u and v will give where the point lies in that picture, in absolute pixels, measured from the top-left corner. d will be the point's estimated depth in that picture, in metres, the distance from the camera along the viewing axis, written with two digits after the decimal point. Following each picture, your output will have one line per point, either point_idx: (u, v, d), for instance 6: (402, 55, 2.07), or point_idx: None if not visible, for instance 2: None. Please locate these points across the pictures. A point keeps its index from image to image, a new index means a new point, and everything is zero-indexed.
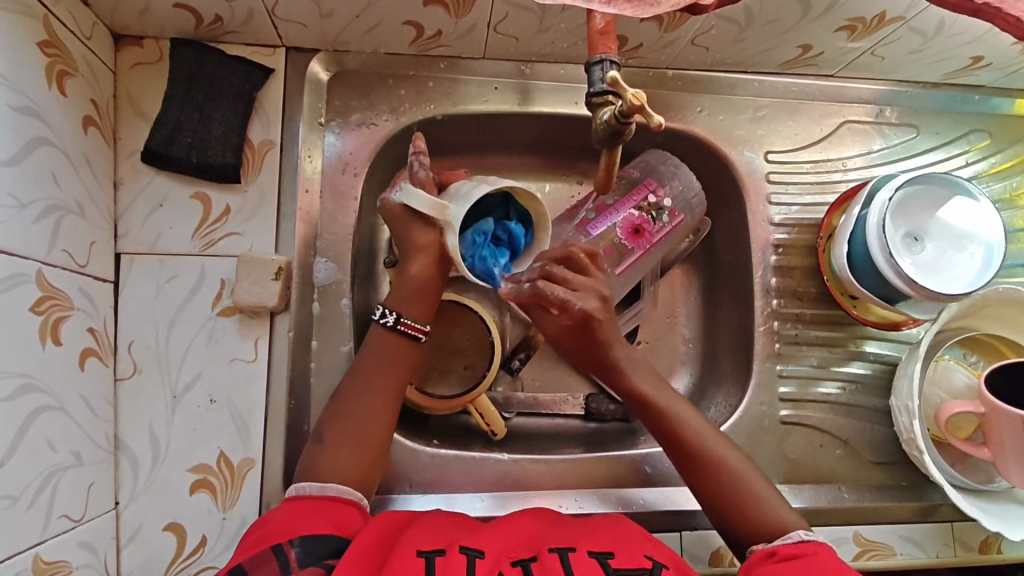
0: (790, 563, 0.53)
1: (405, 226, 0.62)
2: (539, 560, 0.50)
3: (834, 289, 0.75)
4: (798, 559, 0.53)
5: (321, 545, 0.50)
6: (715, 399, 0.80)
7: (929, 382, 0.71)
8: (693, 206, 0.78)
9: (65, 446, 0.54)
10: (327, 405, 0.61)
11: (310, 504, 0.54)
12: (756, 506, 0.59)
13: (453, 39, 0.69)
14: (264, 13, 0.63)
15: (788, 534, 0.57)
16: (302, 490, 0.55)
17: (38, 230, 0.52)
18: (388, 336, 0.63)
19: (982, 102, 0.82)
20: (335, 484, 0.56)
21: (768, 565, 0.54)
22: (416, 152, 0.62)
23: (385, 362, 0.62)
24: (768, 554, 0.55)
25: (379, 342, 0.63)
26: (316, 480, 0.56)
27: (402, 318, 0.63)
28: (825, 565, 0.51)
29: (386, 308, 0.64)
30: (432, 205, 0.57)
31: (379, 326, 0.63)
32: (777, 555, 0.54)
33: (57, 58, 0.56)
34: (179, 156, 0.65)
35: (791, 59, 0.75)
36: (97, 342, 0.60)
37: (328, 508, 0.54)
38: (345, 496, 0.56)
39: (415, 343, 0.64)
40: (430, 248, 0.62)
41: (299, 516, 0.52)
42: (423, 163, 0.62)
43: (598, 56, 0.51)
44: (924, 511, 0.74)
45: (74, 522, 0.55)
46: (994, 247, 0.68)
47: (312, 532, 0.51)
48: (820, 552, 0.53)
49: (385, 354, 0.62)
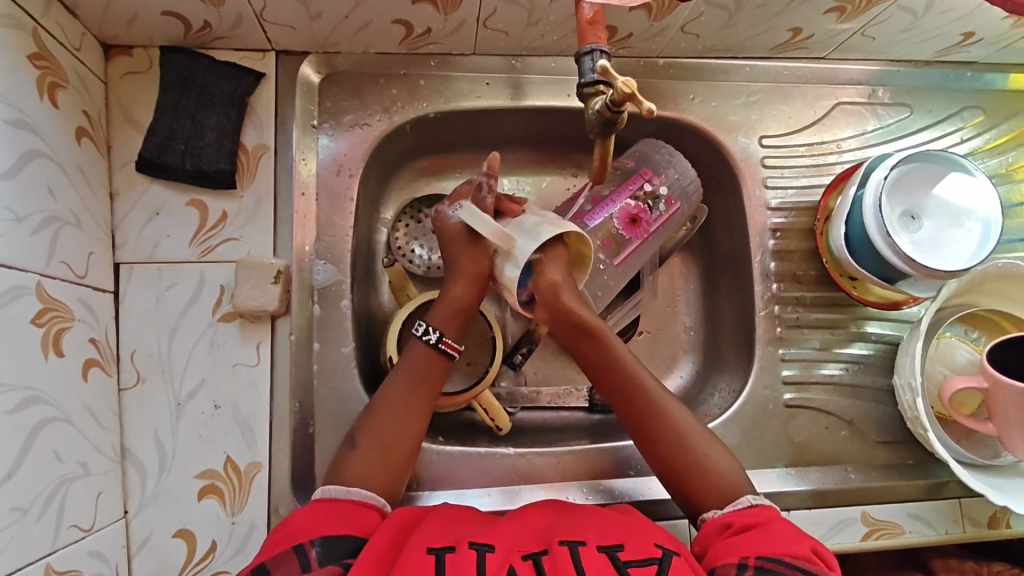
0: (740, 535, 0.54)
1: (460, 249, 0.67)
2: (550, 555, 0.51)
3: (834, 271, 0.75)
4: (753, 529, 0.54)
5: (340, 544, 0.50)
6: (718, 385, 0.80)
7: (931, 359, 0.71)
8: (690, 193, 0.78)
9: (72, 457, 0.54)
10: (365, 412, 0.62)
11: (330, 506, 0.54)
12: (717, 478, 0.61)
13: (442, 37, 0.69)
14: (253, 17, 0.63)
15: (738, 500, 0.58)
16: (325, 492, 0.56)
17: (36, 242, 0.52)
18: (428, 353, 0.64)
19: (974, 78, 0.82)
20: (360, 489, 0.56)
21: (723, 538, 0.55)
22: (487, 175, 0.64)
23: (421, 373, 0.64)
24: (723, 527, 0.56)
25: (418, 360, 0.64)
26: (342, 484, 0.57)
27: (443, 336, 0.65)
28: (777, 533, 0.53)
29: (428, 323, 0.65)
30: (499, 235, 0.61)
31: (421, 342, 0.65)
32: (730, 527, 0.55)
33: (48, 70, 0.56)
34: (174, 164, 0.65)
35: (781, 43, 0.75)
36: (99, 352, 0.60)
37: (348, 510, 0.54)
38: (370, 501, 0.56)
39: (448, 360, 0.65)
40: (475, 273, 0.66)
41: (319, 518, 0.53)
42: (492, 189, 0.65)
43: (589, 46, 0.51)
44: (931, 489, 0.74)
45: (84, 531, 0.55)
46: (991, 223, 0.68)
47: (330, 532, 0.51)
48: (774, 520, 0.55)
49: (423, 370, 0.64)
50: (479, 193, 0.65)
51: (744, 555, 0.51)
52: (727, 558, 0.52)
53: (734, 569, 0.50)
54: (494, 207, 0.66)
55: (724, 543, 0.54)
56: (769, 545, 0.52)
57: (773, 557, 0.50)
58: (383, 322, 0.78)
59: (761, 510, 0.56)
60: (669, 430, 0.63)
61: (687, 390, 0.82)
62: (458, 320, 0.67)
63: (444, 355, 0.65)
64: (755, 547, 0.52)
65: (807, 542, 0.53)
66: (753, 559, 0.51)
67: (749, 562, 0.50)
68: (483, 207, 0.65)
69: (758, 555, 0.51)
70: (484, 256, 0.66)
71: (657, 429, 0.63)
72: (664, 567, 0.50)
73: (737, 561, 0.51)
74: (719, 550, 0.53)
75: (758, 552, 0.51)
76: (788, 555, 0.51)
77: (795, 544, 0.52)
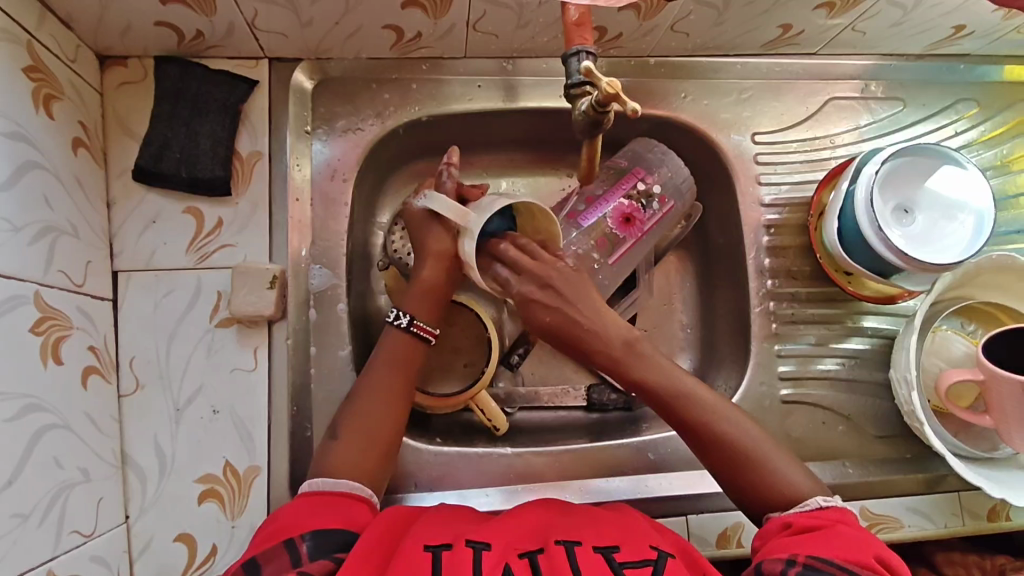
0: (804, 535, 0.52)
1: (422, 233, 0.68)
2: (545, 553, 0.51)
3: (828, 267, 0.75)
4: (813, 531, 0.52)
5: (331, 539, 0.51)
6: (715, 383, 0.80)
7: (928, 353, 0.71)
8: (682, 191, 0.78)
9: (72, 463, 0.55)
10: (344, 401, 0.62)
11: (321, 499, 0.54)
12: (782, 484, 0.57)
13: (433, 41, 0.70)
14: (244, 25, 0.64)
15: (806, 501, 0.56)
16: (313, 484, 0.56)
17: (34, 252, 0.53)
18: (403, 338, 0.65)
19: (967, 70, 0.82)
20: (348, 480, 0.57)
21: (782, 536, 0.53)
22: (447, 163, 0.68)
23: (398, 358, 0.64)
24: (784, 527, 0.54)
25: (395, 345, 0.65)
26: (329, 475, 0.57)
27: (415, 319, 0.66)
28: (842, 537, 0.51)
29: (400, 309, 0.66)
30: (454, 210, 0.61)
31: (393, 327, 0.65)
32: (791, 527, 0.54)
33: (43, 82, 0.57)
34: (169, 172, 0.66)
35: (772, 40, 0.75)
36: (99, 359, 0.61)
37: (342, 504, 0.54)
38: (356, 492, 0.56)
39: (425, 344, 0.66)
40: (443, 254, 0.67)
41: (312, 512, 0.53)
42: (452, 174, 0.67)
43: (574, 48, 0.52)
44: (930, 482, 0.74)
45: (85, 537, 0.56)
46: (984, 216, 0.68)
47: (322, 527, 0.51)
48: (839, 523, 0.53)
49: (397, 355, 0.64)
50: (441, 181, 0.67)
51: (795, 553, 0.50)
52: (777, 554, 0.51)
53: (781, 564, 0.49)
54: (456, 190, 0.68)
55: (782, 542, 0.52)
56: (827, 548, 0.50)
57: (825, 558, 0.49)
58: (380, 325, 0.78)
59: (831, 513, 0.54)
60: (726, 440, 0.59)
61: None
62: (432, 303, 0.67)
63: (420, 339, 0.65)
64: (811, 547, 0.50)
65: (869, 548, 0.50)
66: (803, 557, 0.49)
67: (798, 559, 0.49)
68: (444, 190, 0.67)
69: (810, 554, 0.49)
70: (447, 235, 0.67)
71: (713, 441, 0.59)
72: (660, 568, 0.51)
73: (786, 557, 0.50)
74: (774, 546, 0.52)
75: (810, 551, 0.50)
76: (846, 559, 0.49)
77: (855, 550, 0.50)
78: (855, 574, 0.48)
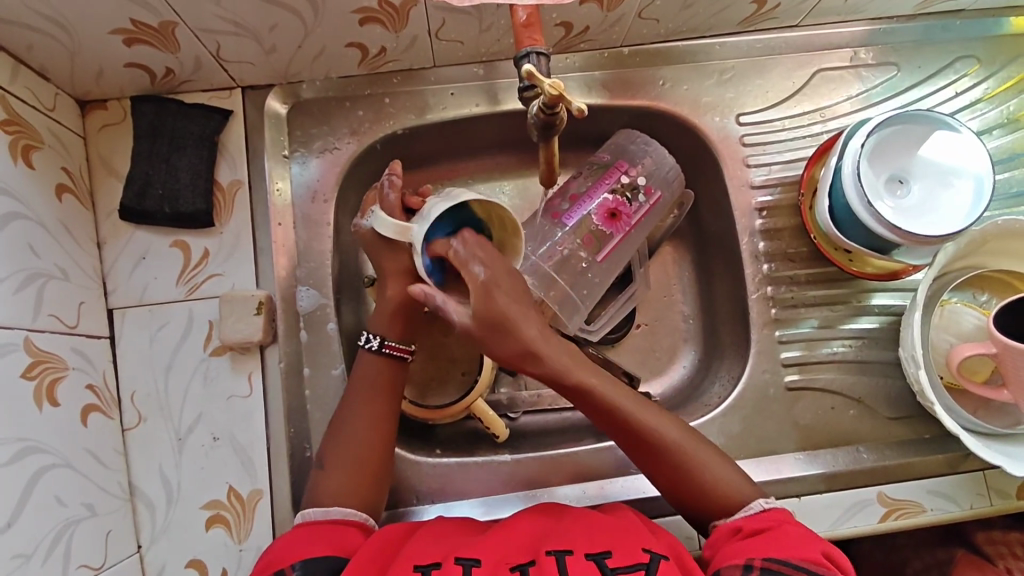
0: (753, 538, 0.53)
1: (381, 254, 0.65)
2: (537, 565, 0.50)
3: (825, 247, 0.73)
4: (762, 533, 0.53)
5: (322, 564, 0.51)
6: (720, 373, 0.78)
7: (936, 329, 0.67)
8: (669, 181, 0.76)
9: (75, 500, 0.57)
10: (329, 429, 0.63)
11: (315, 529, 0.55)
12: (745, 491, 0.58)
13: (400, 53, 0.69)
14: (211, 58, 0.65)
15: (750, 505, 0.57)
16: (306, 515, 0.57)
17: (21, 299, 0.55)
18: (378, 360, 0.64)
19: (964, 27, 0.78)
20: (340, 507, 0.57)
21: (733, 542, 0.54)
22: (388, 173, 0.65)
23: (375, 383, 0.63)
24: (734, 531, 0.55)
25: (371, 370, 0.64)
26: (322, 505, 0.58)
27: (386, 340, 0.65)
28: (788, 535, 0.52)
29: (370, 332, 0.65)
30: (397, 228, 0.57)
31: (367, 352, 0.65)
32: (741, 531, 0.55)
33: (20, 134, 0.59)
34: (153, 210, 0.68)
35: (748, 16, 0.73)
36: (98, 397, 0.63)
37: (337, 531, 0.55)
38: (350, 518, 0.57)
39: (401, 363, 0.65)
40: (403, 272, 0.65)
41: (305, 540, 0.53)
42: (393, 183, 0.65)
43: (524, 50, 0.51)
44: (952, 463, 0.70)
45: (95, 569, 0.58)
46: (983, 179, 0.65)
47: (311, 554, 0.52)
48: (785, 523, 0.54)
49: (373, 379, 0.64)
50: (384, 193, 0.65)
51: (751, 556, 0.51)
52: (732, 560, 0.52)
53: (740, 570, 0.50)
54: (401, 201, 0.65)
55: (736, 548, 0.53)
56: (781, 548, 0.51)
57: (781, 559, 0.50)
58: None
59: (776, 513, 0.56)
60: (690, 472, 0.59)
61: (689, 380, 0.81)
62: (402, 322, 0.66)
63: (396, 357, 0.65)
64: (766, 548, 0.52)
65: (817, 543, 0.52)
66: (760, 559, 0.51)
67: (755, 564, 0.50)
68: (389, 203, 0.64)
69: (767, 556, 0.51)
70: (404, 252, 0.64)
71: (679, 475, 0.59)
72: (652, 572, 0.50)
73: (742, 562, 0.51)
74: (727, 552, 0.53)
75: (765, 553, 0.51)
76: (801, 558, 0.50)
77: (807, 548, 0.51)
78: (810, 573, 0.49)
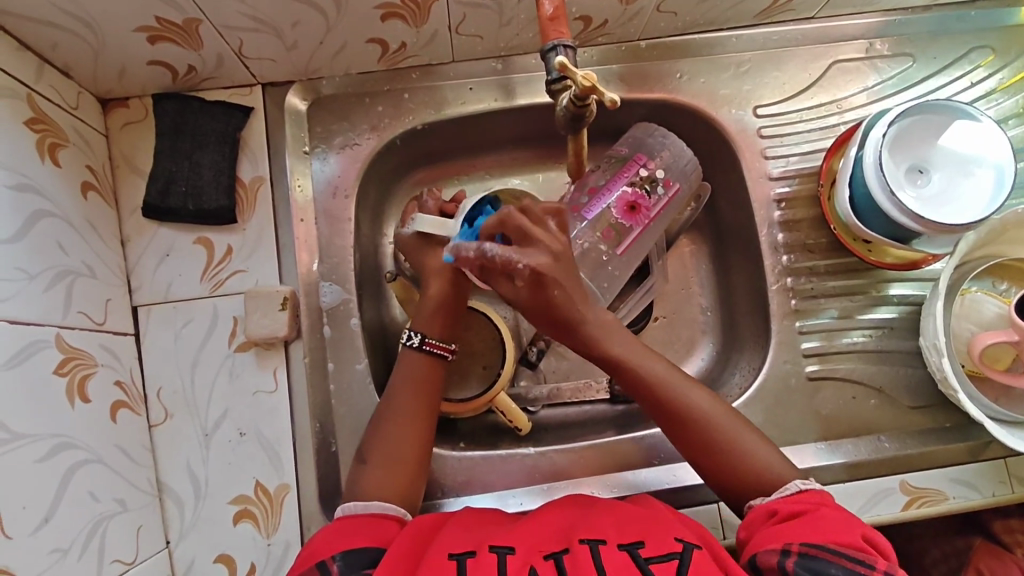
0: (788, 522, 0.52)
1: (422, 255, 0.70)
2: (570, 553, 0.50)
3: (844, 237, 0.73)
4: (801, 516, 0.52)
5: (360, 558, 0.51)
6: (739, 364, 0.78)
7: (957, 317, 0.68)
8: (687, 173, 0.77)
9: (108, 495, 0.57)
10: (372, 423, 0.63)
11: (352, 523, 0.55)
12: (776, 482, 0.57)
13: (419, 48, 0.70)
14: (233, 55, 0.65)
15: (785, 486, 0.56)
16: (347, 508, 0.56)
17: (51, 296, 0.55)
18: (422, 358, 0.66)
19: (978, 17, 0.78)
20: (379, 501, 0.57)
21: (770, 525, 0.53)
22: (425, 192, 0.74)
23: (418, 379, 0.65)
24: (769, 513, 0.54)
25: (414, 365, 0.65)
26: (363, 498, 0.58)
27: (427, 337, 0.66)
28: (826, 520, 0.51)
29: (412, 329, 0.67)
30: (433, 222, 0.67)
31: (408, 349, 0.66)
32: (777, 514, 0.54)
33: (46, 132, 0.59)
34: (176, 207, 0.68)
35: (765, 8, 0.73)
36: (126, 393, 0.63)
37: (382, 525, 0.55)
38: (389, 511, 0.57)
39: (441, 361, 0.66)
40: (442, 270, 0.68)
41: (340, 534, 0.54)
42: (430, 194, 0.73)
43: (551, 43, 0.51)
44: (972, 451, 0.71)
45: (127, 564, 0.58)
46: (1004, 167, 0.66)
47: (351, 546, 0.52)
48: (822, 507, 0.53)
49: (414, 377, 0.65)
50: (423, 202, 0.73)
51: (789, 542, 0.50)
52: (772, 545, 0.51)
53: (778, 557, 0.50)
54: (438, 207, 0.72)
55: (772, 532, 0.52)
56: (818, 534, 0.50)
57: (820, 545, 0.49)
58: (397, 334, 0.79)
59: (811, 496, 0.54)
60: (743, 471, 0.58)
61: (708, 373, 0.81)
62: (443, 317, 0.68)
63: (437, 356, 0.66)
64: (802, 535, 0.50)
65: (857, 527, 0.51)
66: (798, 546, 0.50)
67: (793, 550, 0.50)
68: (426, 209, 0.72)
69: (804, 541, 0.50)
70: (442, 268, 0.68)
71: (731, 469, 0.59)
72: (685, 562, 0.50)
73: (781, 548, 0.50)
74: (765, 536, 0.52)
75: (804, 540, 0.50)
76: (841, 543, 0.49)
77: (846, 533, 0.50)
78: (850, 559, 0.48)
